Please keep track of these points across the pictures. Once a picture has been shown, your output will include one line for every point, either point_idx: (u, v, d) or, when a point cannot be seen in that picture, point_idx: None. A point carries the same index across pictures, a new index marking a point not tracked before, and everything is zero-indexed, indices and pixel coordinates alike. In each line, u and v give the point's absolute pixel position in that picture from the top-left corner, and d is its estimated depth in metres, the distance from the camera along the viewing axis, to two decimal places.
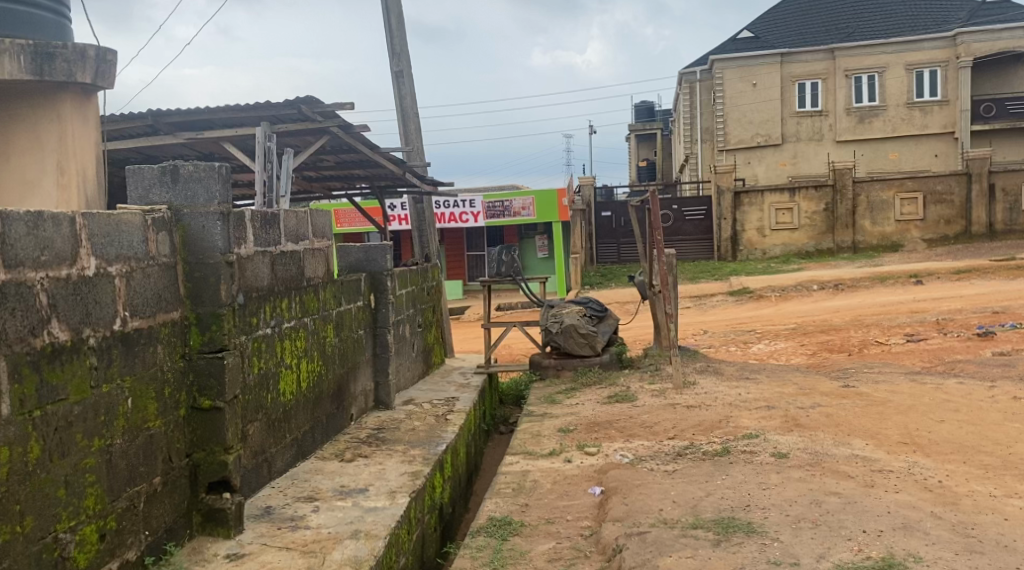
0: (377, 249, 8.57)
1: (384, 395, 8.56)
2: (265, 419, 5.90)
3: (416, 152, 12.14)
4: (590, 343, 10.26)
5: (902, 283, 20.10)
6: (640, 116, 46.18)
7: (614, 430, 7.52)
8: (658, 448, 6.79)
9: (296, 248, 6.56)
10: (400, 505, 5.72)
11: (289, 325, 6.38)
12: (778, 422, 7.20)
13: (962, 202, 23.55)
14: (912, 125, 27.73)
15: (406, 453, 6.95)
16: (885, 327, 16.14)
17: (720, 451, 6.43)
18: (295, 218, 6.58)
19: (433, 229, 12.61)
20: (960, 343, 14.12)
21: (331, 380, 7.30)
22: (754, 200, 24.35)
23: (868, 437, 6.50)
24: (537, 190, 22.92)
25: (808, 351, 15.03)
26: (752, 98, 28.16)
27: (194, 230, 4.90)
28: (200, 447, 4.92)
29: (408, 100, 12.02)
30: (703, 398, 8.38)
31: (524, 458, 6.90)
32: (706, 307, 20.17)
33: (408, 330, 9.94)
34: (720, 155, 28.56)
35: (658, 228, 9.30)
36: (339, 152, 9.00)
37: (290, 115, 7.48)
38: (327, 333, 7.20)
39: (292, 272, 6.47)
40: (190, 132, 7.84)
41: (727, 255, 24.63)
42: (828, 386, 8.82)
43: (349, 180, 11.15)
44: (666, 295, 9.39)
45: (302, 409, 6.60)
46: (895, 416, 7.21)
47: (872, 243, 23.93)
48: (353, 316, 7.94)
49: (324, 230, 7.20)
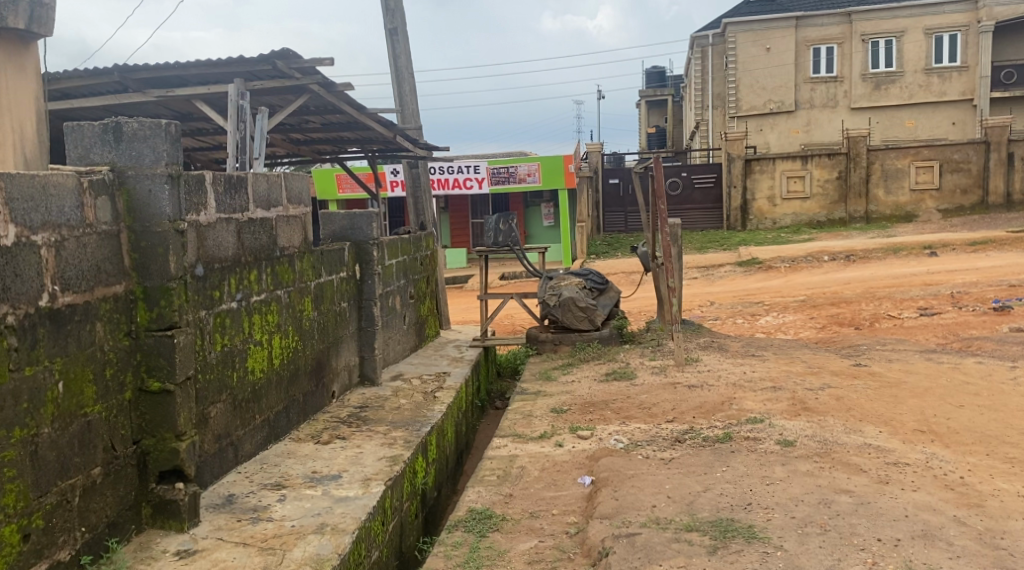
0: (362, 217, 8.09)
1: (371, 370, 8.12)
2: (229, 400, 5.48)
3: (410, 115, 11.63)
4: (589, 318, 9.79)
5: (916, 254, 19.54)
6: (650, 81, 45.08)
7: (609, 411, 7.08)
8: (656, 433, 6.35)
9: (266, 215, 6.09)
10: (374, 494, 5.29)
11: (259, 299, 5.94)
12: (785, 405, 6.74)
13: (980, 171, 22.89)
14: (930, 92, 26.92)
15: (388, 435, 6.51)
16: (898, 299, 15.63)
17: (721, 437, 6.01)
18: (265, 182, 6.09)
19: (429, 195, 12.12)
20: (976, 317, 13.63)
21: (309, 356, 6.86)
22: (765, 167, 23.73)
23: (881, 424, 6.04)
24: (543, 156, 22.44)
25: (817, 325, 14.56)
26: (765, 63, 27.36)
27: (139, 194, 4.41)
28: (150, 433, 4.49)
29: (403, 60, 11.52)
30: (706, 377, 7.92)
31: (513, 441, 6.47)
32: (713, 278, 19.66)
33: (399, 303, 9.49)
34: (731, 123, 27.86)
35: (662, 195, 8.71)
36: (323, 112, 8.52)
37: (265, 71, 7.00)
38: (304, 307, 6.75)
39: (261, 241, 6.01)
40: (160, 90, 7.30)
41: (736, 225, 24.05)
42: (839, 365, 8.35)
43: (338, 144, 10.65)
44: (670, 267, 8.85)
45: (275, 388, 6.19)
46: (911, 400, 6.74)
47: (885, 213, 23.32)
48: (335, 287, 7.49)
49: (301, 195, 6.72)
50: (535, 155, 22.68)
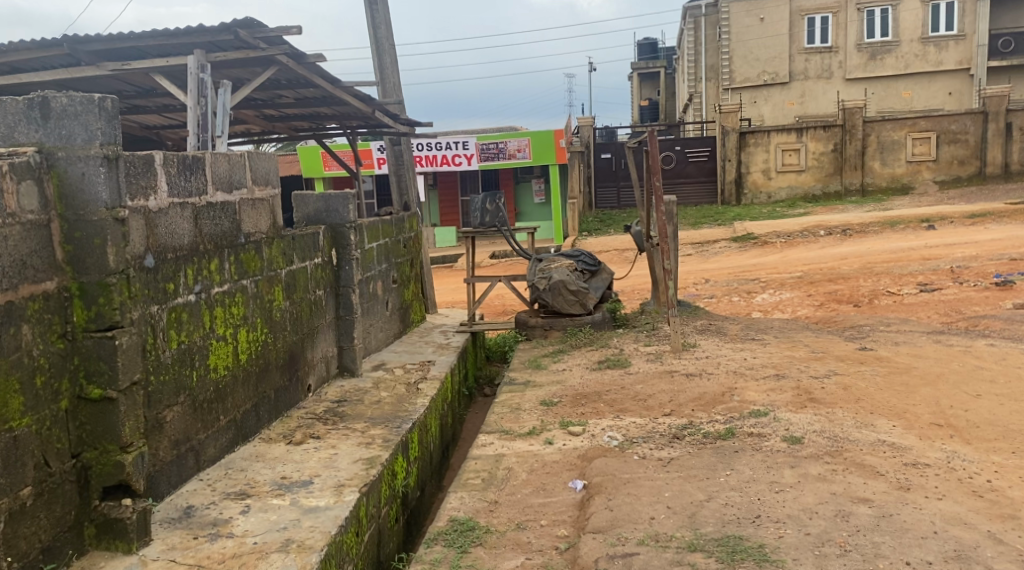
0: (338, 198, 7.56)
1: (350, 360, 7.66)
2: (189, 401, 5.03)
3: (391, 89, 11.12)
4: (581, 301, 9.36)
5: (914, 227, 19.12)
6: (642, 53, 44.23)
7: (602, 404, 6.65)
8: (653, 428, 5.93)
9: (228, 198, 5.61)
10: (347, 503, 4.83)
11: (222, 290, 5.47)
12: (790, 395, 6.32)
13: (978, 142, 22.38)
14: (926, 61, 26.32)
15: (366, 433, 6.05)
16: (897, 275, 15.21)
17: (723, 433, 5.59)
18: (227, 162, 5.60)
19: (413, 173, 11.61)
20: (978, 293, 13.23)
21: (281, 349, 6.39)
22: (760, 140, 23.22)
23: (895, 417, 5.63)
24: (533, 131, 21.90)
25: (815, 302, 14.15)
26: (758, 34, 26.77)
27: (71, 178, 3.92)
28: (90, 445, 4.03)
29: (383, 29, 10.98)
30: (704, 365, 7.50)
31: (500, 438, 6.04)
32: (708, 254, 19.23)
33: (381, 287, 9.04)
34: (725, 95, 27.31)
35: (657, 171, 8.21)
36: (295, 86, 8.04)
37: (227, 41, 6.48)
38: (274, 297, 6.27)
39: (223, 228, 5.54)
40: (115, 63, 6.79)
41: (731, 200, 23.57)
42: (844, 349, 7.93)
43: (317, 120, 10.13)
44: (665, 248, 8.39)
45: (242, 385, 5.73)
46: (924, 389, 6.32)
47: (881, 185, 22.87)
48: (309, 274, 7.02)
49: (268, 176, 6.23)
50: (525, 131, 22.13)
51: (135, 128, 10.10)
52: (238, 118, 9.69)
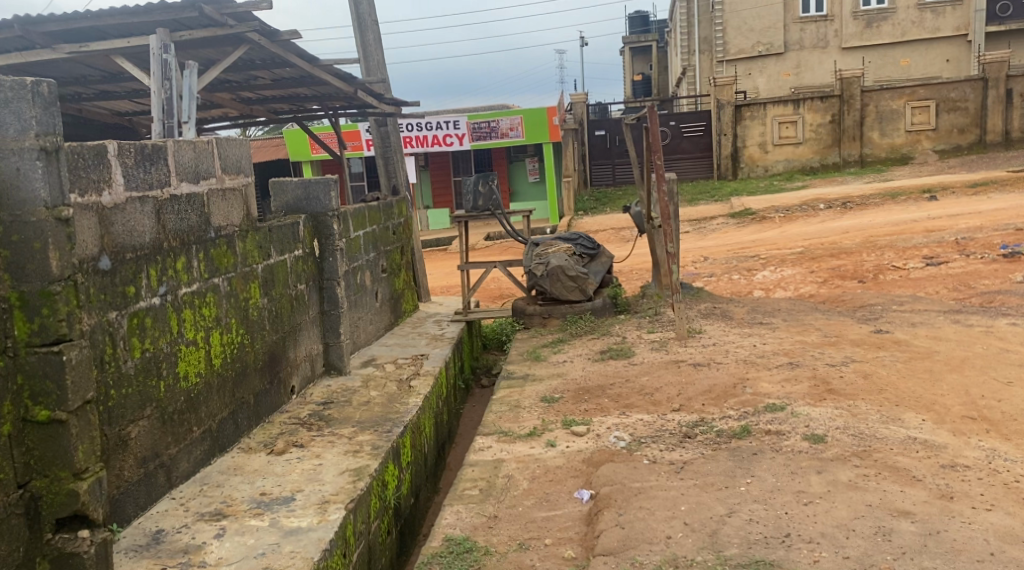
0: (319, 185, 7.07)
1: (337, 358, 7.23)
2: (157, 414, 4.59)
3: (376, 67, 10.64)
4: (580, 287, 8.94)
5: (915, 199, 18.68)
6: (633, 26, 43.46)
7: (606, 399, 6.24)
8: (662, 427, 5.52)
9: (194, 189, 5.15)
10: (332, 522, 4.41)
11: (191, 290, 5.03)
12: (806, 387, 5.91)
13: (978, 109, 21.91)
14: (923, 28, 25.77)
15: (353, 439, 5.62)
16: (901, 248, 14.79)
17: (738, 431, 5.19)
18: (192, 150, 5.14)
19: (401, 156, 11.13)
20: (986, 265, 12.82)
21: (259, 351, 5.95)
22: (756, 112, 22.71)
23: (922, 409, 5.23)
24: (525, 108, 21.37)
25: (819, 278, 13.73)
26: (753, 3, 26.20)
27: (5, 175, 3.48)
28: (40, 473, 3.60)
29: (365, 6, 10.48)
30: (712, 353, 7.08)
31: (499, 441, 5.63)
32: (706, 231, 18.79)
33: (369, 278, 8.61)
34: (720, 67, 26.75)
35: (658, 150, 7.75)
36: (270, 66, 7.58)
37: (193, 19, 6.00)
38: (250, 295, 5.82)
39: (190, 221, 5.09)
40: (72, 44, 6.31)
41: (728, 174, 23.16)
42: (858, 333, 7.52)
43: (298, 102, 9.65)
44: (668, 230, 7.92)
45: (216, 392, 5.29)
46: (950, 377, 5.91)
47: (880, 155, 22.39)
48: (289, 269, 6.56)
49: (239, 163, 5.77)
50: (517, 109, 21.60)
51: (106, 116, 9.68)
52: (213, 102, 9.20)
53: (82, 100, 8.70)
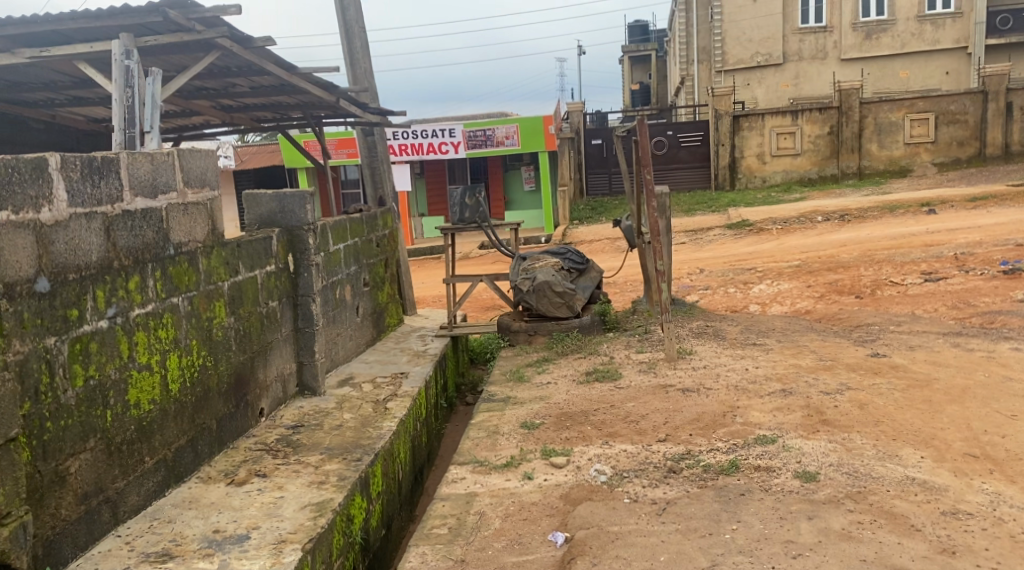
0: (294, 198, 6.77)
1: (311, 378, 6.92)
2: (101, 446, 4.30)
3: (362, 74, 10.34)
4: (567, 304, 8.63)
5: (914, 212, 18.41)
6: (633, 36, 43.31)
7: (589, 427, 5.93)
8: (646, 459, 5.21)
9: (152, 204, 4.85)
10: (286, 566, 4.10)
11: (145, 311, 4.73)
12: (800, 417, 5.61)
13: (977, 122, 21.66)
14: (922, 40, 25.54)
15: (320, 469, 5.31)
16: (899, 263, 14.50)
17: (726, 467, 4.89)
18: (149, 163, 4.84)
19: (388, 165, 10.84)
20: (986, 282, 12.54)
21: (224, 372, 5.64)
22: (754, 123, 22.46)
23: (922, 444, 4.94)
24: (521, 116, 21.04)
25: (816, 293, 13.43)
26: (752, 14, 25.98)
27: None
28: None
29: (351, 12, 10.19)
30: (702, 378, 6.77)
31: (474, 472, 5.31)
32: (702, 242, 18.50)
33: (349, 293, 8.30)
34: (718, 77, 26.53)
35: (648, 163, 7.46)
36: (247, 73, 7.29)
37: (158, 24, 5.71)
38: (213, 314, 5.50)
39: (147, 238, 4.79)
40: (33, 49, 6.01)
41: (725, 184, 22.92)
42: (854, 357, 7.21)
43: (281, 111, 9.35)
44: (658, 247, 7.59)
45: (173, 419, 4.98)
46: (950, 408, 5.61)
47: (879, 168, 22.12)
48: (260, 286, 6.25)
49: (204, 176, 5.47)
50: (513, 117, 21.29)
51: (81, 122, 9.40)
52: (192, 109, 8.91)
53: (55, 106, 8.41)
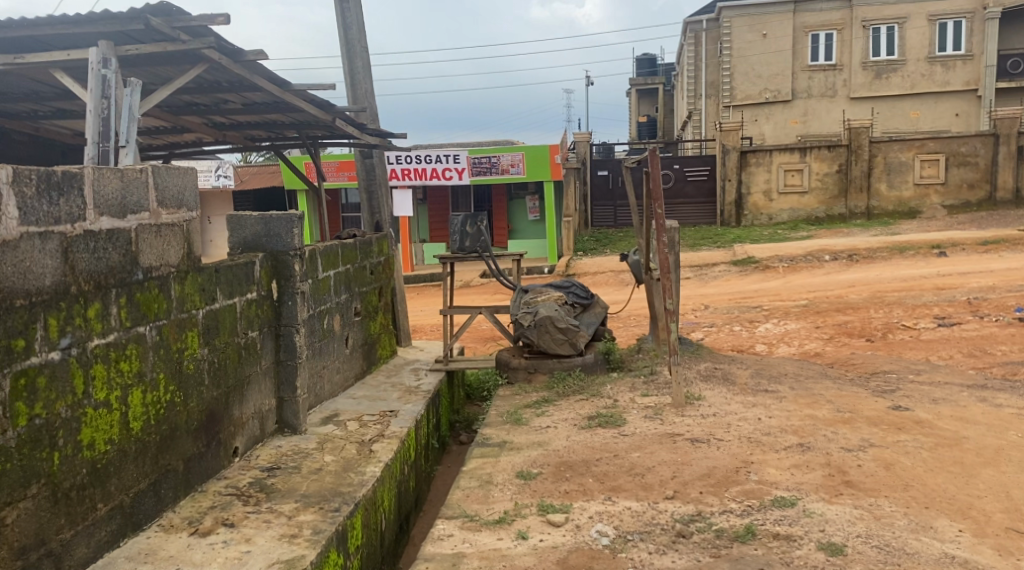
0: (280, 221, 6.36)
1: (291, 415, 6.47)
2: (45, 491, 3.86)
3: (363, 96, 9.99)
4: (570, 341, 8.16)
5: (924, 254, 18.01)
6: (640, 68, 43.34)
7: (590, 479, 5.46)
8: (653, 519, 4.75)
9: (120, 225, 4.44)
10: None
11: (106, 342, 4.29)
12: (820, 477, 5.15)
13: (988, 165, 21.32)
14: (932, 81, 25.30)
15: (292, 520, 4.85)
16: (910, 306, 14.06)
17: (742, 533, 4.44)
18: (119, 179, 4.44)
19: (386, 190, 10.43)
20: (1002, 329, 12.10)
21: (195, 409, 5.19)
22: (762, 159, 22.13)
23: (959, 516, 4.51)
24: (527, 145, 20.71)
25: (824, 335, 12.98)
26: (761, 50, 25.73)
27: None
28: None
29: (354, 31, 9.86)
30: (711, 427, 6.30)
31: (463, 527, 4.85)
32: (707, 278, 18.08)
33: (338, 323, 7.87)
34: (726, 112, 26.26)
35: (658, 196, 7.04)
36: (239, 89, 6.92)
37: (140, 33, 5.34)
38: (185, 346, 5.06)
39: (113, 261, 4.37)
40: (7, 55, 5.63)
41: (731, 221, 22.48)
42: (874, 409, 6.74)
43: (276, 130, 8.98)
44: (667, 284, 7.13)
45: (132, 460, 4.51)
46: (985, 473, 5.16)
47: (888, 208, 21.73)
48: (239, 315, 5.81)
49: (182, 195, 5.06)
50: (519, 145, 20.94)
51: (68, 135, 9.05)
52: (182, 125, 8.52)
53: (39, 117, 8.01)
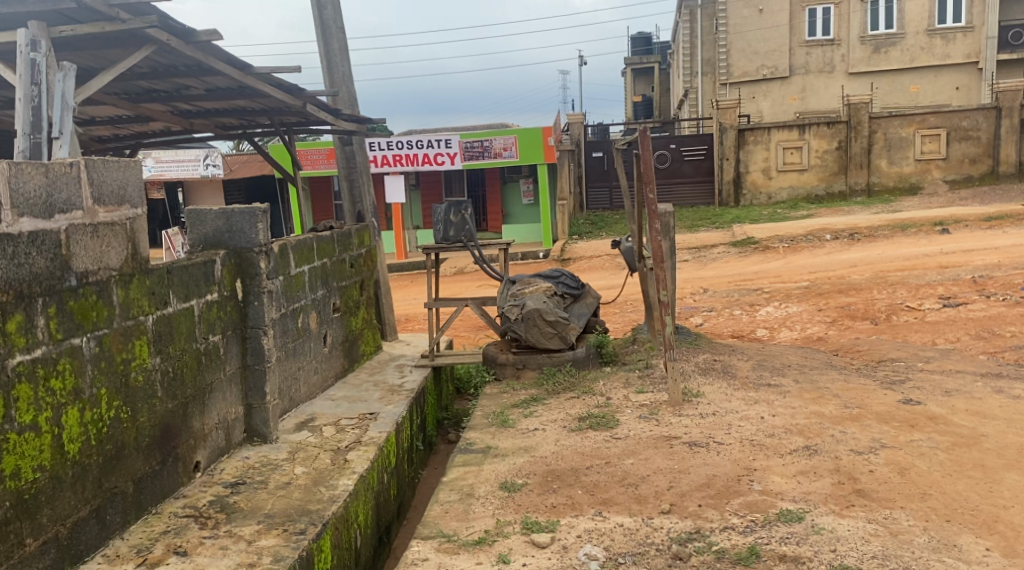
0: (243, 215, 5.88)
1: (261, 423, 6.02)
2: None
3: (339, 79, 9.49)
4: (560, 335, 7.71)
5: (926, 231, 17.53)
6: (636, 47, 42.62)
7: (579, 491, 5.02)
8: (647, 538, 4.33)
9: (45, 226, 3.99)
10: None
11: (32, 358, 3.86)
12: (829, 485, 4.71)
13: (990, 139, 20.77)
14: (932, 54, 24.71)
15: (251, 546, 4.42)
16: (914, 286, 13.60)
17: (745, 555, 4.01)
18: (42, 176, 3.98)
19: (367, 177, 9.96)
20: (1011, 309, 11.64)
21: (146, 423, 4.75)
22: (760, 137, 21.59)
23: (984, 532, 4.08)
24: (520, 128, 20.15)
25: (826, 318, 12.53)
26: (757, 25, 25.18)
27: None
28: None
29: (328, 10, 9.34)
30: (711, 428, 5.86)
31: (439, 550, 4.42)
32: (706, 260, 17.62)
33: (314, 321, 7.43)
34: (723, 90, 25.70)
35: (650, 179, 6.58)
36: (198, 74, 6.44)
37: (74, 10, 4.92)
38: (132, 356, 4.62)
39: (37, 267, 3.92)
40: None
41: (729, 200, 22.01)
42: (883, 404, 6.29)
43: (246, 117, 8.50)
44: (660, 274, 6.67)
45: (69, 487, 4.08)
46: (1010, 478, 4.73)
47: (888, 185, 21.26)
48: (196, 319, 5.35)
49: (124, 190, 4.60)
50: (512, 128, 20.42)
51: None
52: (144, 114, 8.05)
53: None
